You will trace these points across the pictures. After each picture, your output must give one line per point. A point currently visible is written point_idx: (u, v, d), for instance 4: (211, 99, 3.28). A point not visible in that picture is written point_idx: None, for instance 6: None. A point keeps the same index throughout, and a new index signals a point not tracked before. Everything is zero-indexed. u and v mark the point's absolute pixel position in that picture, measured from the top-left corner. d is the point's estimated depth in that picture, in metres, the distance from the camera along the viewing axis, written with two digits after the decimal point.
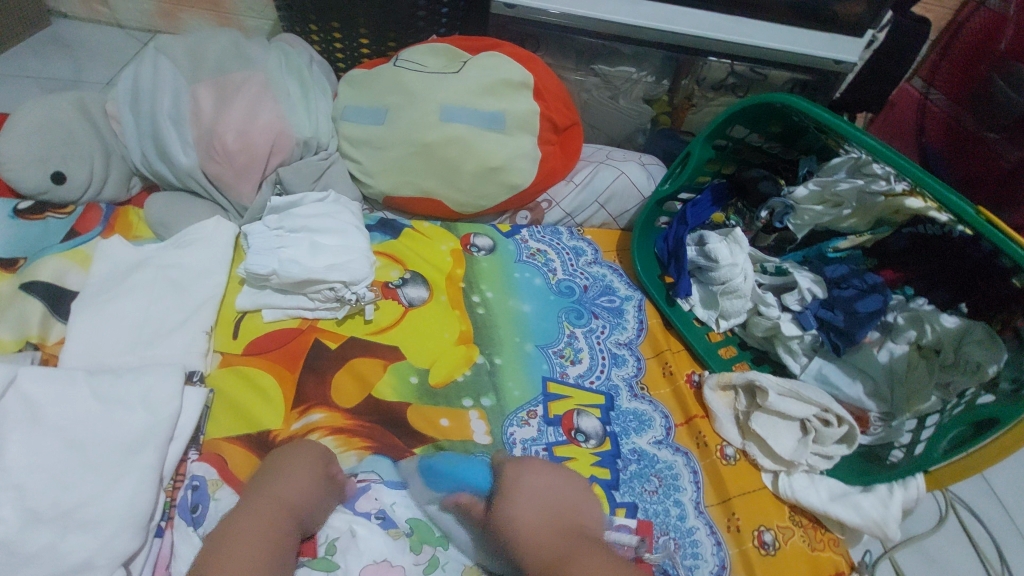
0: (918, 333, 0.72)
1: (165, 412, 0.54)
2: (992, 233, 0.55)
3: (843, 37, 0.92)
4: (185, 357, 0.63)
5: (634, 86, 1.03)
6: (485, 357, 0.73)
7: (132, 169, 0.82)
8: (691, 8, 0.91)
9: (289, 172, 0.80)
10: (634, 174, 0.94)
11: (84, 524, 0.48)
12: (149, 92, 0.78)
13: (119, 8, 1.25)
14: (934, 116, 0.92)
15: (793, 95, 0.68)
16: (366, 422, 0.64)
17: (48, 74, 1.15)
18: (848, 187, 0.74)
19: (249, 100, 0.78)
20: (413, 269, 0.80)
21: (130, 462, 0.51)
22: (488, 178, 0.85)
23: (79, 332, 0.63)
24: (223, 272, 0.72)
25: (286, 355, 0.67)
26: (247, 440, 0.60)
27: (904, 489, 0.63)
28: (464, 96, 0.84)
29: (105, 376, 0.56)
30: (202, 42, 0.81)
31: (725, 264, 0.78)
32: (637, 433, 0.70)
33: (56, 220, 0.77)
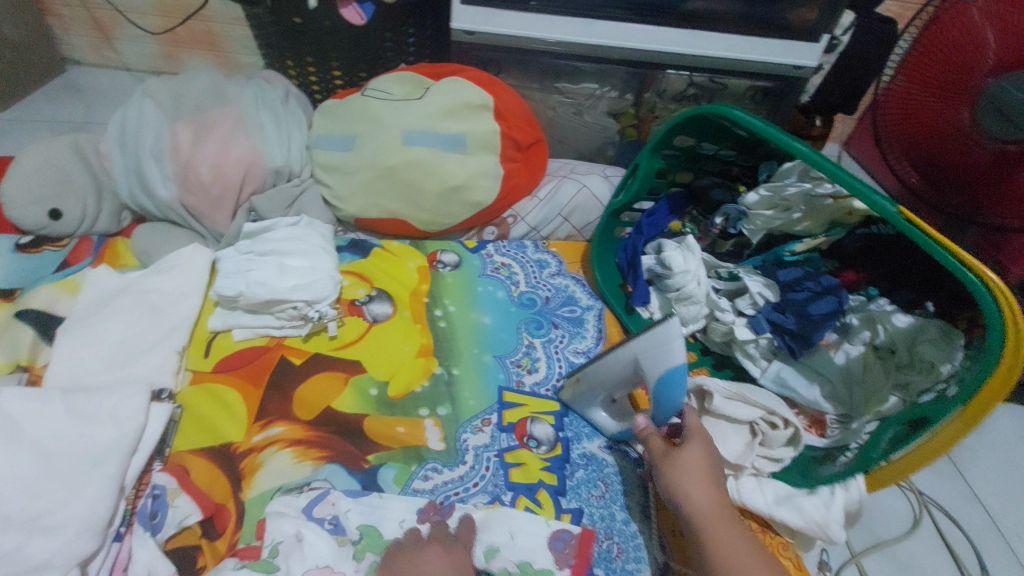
0: (872, 334, 0.72)
1: (130, 426, 0.59)
2: (911, 231, 0.55)
3: (799, 43, 0.93)
4: (156, 375, 0.68)
5: (598, 101, 1.07)
6: (443, 368, 0.76)
7: (122, 204, 0.89)
8: (646, 23, 0.92)
9: (261, 200, 0.86)
10: (596, 187, 0.97)
11: (49, 529, 0.52)
12: (133, 132, 0.84)
13: (125, 52, 1.35)
14: (900, 103, 0.83)
15: (727, 106, 0.70)
16: (324, 432, 0.67)
17: (60, 117, 1.25)
18: (796, 192, 0.75)
19: (223, 135, 0.84)
20: (379, 286, 0.84)
21: (95, 472, 0.55)
22: (450, 197, 0.89)
23: (62, 354, 0.69)
24: (198, 295, 0.76)
25: (251, 372, 0.71)
26: (210, 451, 0.63)
27: (846, 491, 0.64)
28: (424, 120, 0.87)
29: (79, 394, 0.61)
30: (183, 83, 0.88)
31: (678, 272, 0.81)
32: (589, 438, 0.72)
33: (52, 253, 0.84)
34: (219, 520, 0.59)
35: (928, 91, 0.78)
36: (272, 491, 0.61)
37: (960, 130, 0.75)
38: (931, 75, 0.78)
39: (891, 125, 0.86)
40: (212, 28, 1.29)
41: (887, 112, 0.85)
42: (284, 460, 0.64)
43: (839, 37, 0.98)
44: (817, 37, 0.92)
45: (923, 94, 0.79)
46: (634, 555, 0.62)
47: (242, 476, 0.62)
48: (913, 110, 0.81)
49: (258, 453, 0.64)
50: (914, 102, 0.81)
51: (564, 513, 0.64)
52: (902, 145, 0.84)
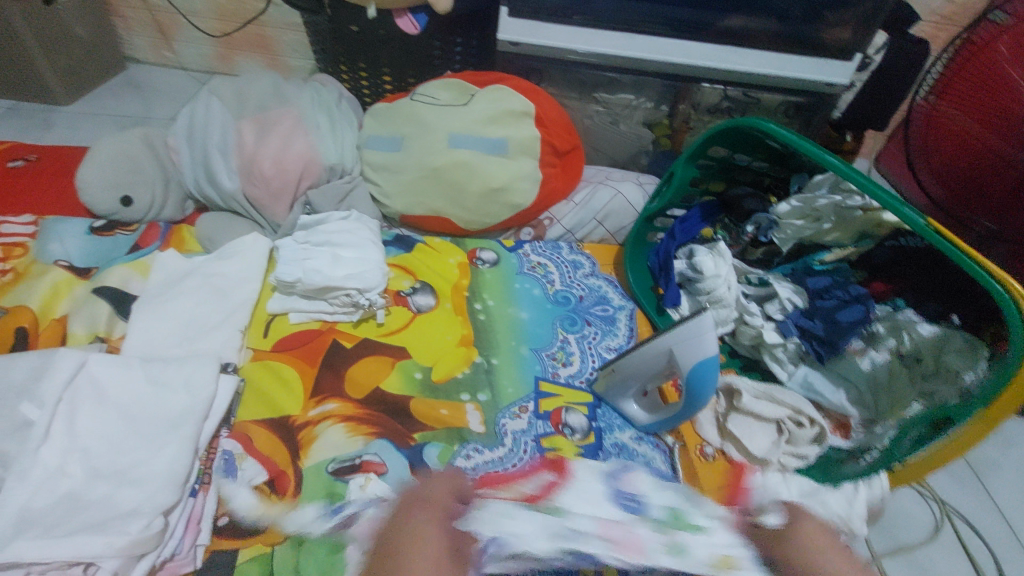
0: (897, 341, 0.75)
1: (203, 394, 0.64)
2: (938, 241, 0.59)
3: (831, 62, 0.96)
4: (222, 350, 0.74)
5: (634, 112, 1.11)
6: (483, 358, 0.80)
7: (187, 193, 0.95)
8: (684, 39, 0.97)
9: (316, 195, 0.92)
10: (630, 194, 1.01)
11: (134, 481, 0.58)
12: (202, 128, 0.91)
13: (183, 53, 1.43)
14: (927, 117, 0.93)
15: (763, 119, 0.74)
16: (372, 411, 0.72)
17: (123, 112, 1.33)
18: (826, 203, 0.79)
19: (284, 132, 0.91)
20: (422, 279, 0.89)
21: (173, 433, 0.61)
22: (491, 198, 0.93)
23: (137, 328, 0.75)
24: (258, 280, 0.82)
25: (306, 352, 0.77)
26: (270, 422, 0.69)
27: (868, 488, 0.68)
28: (469, 125, 0.92)
29: (156, 363, 0.67)
30: (248, 84, 0.94)
31: (709, 276, 0.85)
32: (620, 429, 0.76)
33: (124, 236, 0.90)
34: (279, 484, 0.64)
35: (959, 109, 0.88)
36: (326, 461, 0.66)
37: (991, 149, 0.86)
38: (961, 96, 0.87)
39: (920, 138, 0.95)
40: (265, 32, 1.36)
41: (915, 126, 0.95)
42: (338, 434, 0.69)
43: (870, 55, 0.99)
44: (850, 56, 0.95)
45: (953, 111, 0.89)
46: None
47: (299, 447, 0.67)
48: (944, 125, 0.91)
49: (314, 426, 0.69)
50: (945, 117, 0.91)
51: None
52: (931, 155, 0.94)
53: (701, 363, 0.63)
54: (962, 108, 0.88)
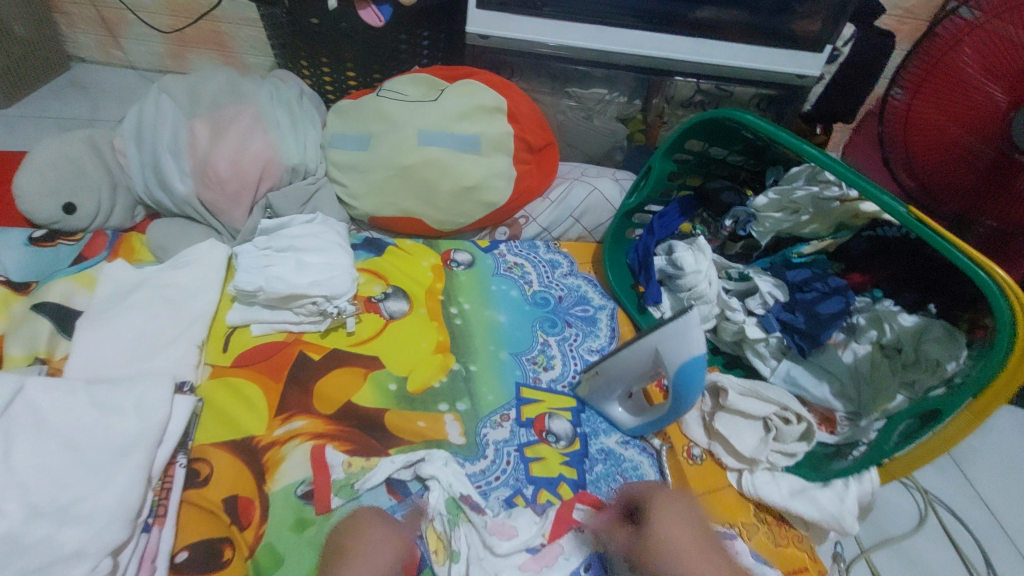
0: (879, 333, 0.74)
1: (155, 417, 0.59)
2: (921, 230, 0.58)
3: (802, 53, 0.95)
4: (178, 368, 0.68)
5: (608, 106, 1.09)
6: (460, 364, 0.77)
7: (137, 199, 0.89)
8: (657, 31, 0.95)
9: (277, 198, 0.87)
10: (607, 190, 0.99)
11: (78, 518, 0.52)
12: (150, 128, 0.85)
13: (132, 51, 1.35)
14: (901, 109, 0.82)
15: (740, 111, 0.72)
16: (345, 426, 0.68)
17: (65, 114, 1.24)
18: (804, 194, 0.77)
19: (240, 132, 0.85)
20: (394, 284, 0.85)
21: (122, 463, 0.56)
22: (465, 197, 0.90)
23: (81, 347, 0.68)
24: (216, 290, 0.77)
25: (271, 366, 0.72)
26: (232, 445, 0.64)
27: (859, 484, 0.66)
28: (439, 121, 0.89)
29: (103, 385, 0.61)
30: (200, 81, 0.88)
31: (690, 272, 0.83)
32: (605, 434, 0.73)
33: (67, 246, 0.84)
34: (244, 512, 0.59)
35: (933, 112, 0.79)
36: (295, 484, 0.61)
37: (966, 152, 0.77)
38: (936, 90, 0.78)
39: (898, 138, 0.84)
40: (220, 28, 1.29)
41: (889, 123, 0.85)
42: (307, 453, 0.64)
43: (839, 48, 1.00)
44: (822, 47, 0.94)
45: (933, 115, 0.80)
46: None
47: (265, 469, 0.62)
48: (917, 126, 0.82)
49: (281, 446, 0.64)
50: (916, 116, 0.81)
51: None
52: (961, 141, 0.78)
53: (688, 362, 0.61)
54: (943, 112, 0.78)
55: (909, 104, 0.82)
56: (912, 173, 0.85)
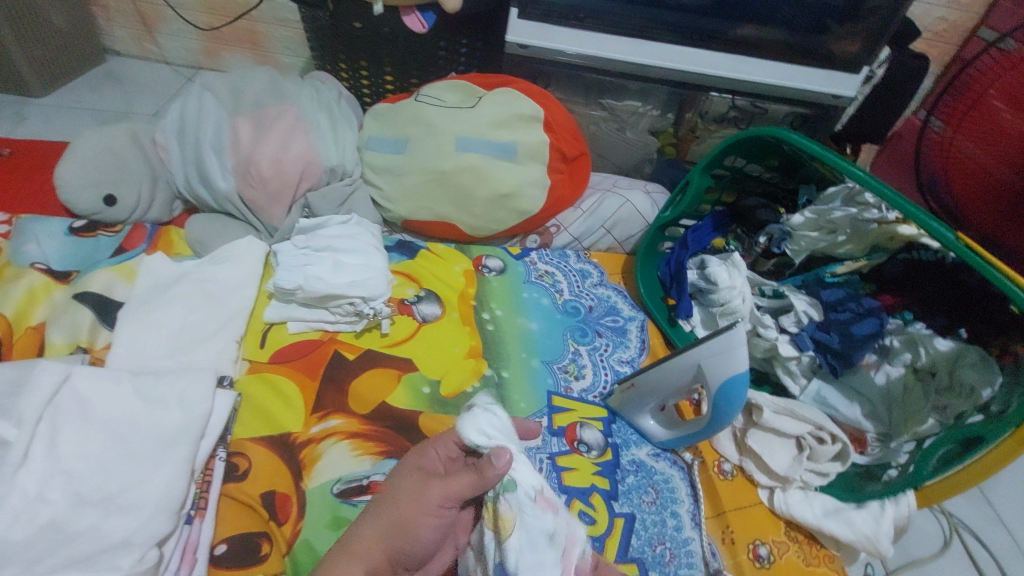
0: (913, 356, 0.73)
1: (198, 411, 0.60)
2: (972, 259, 0.59)
3: (840, 74, 0.96)
4: (217, 363, 0.69)
5: (640, 119, 1.10)
6: (493, 370, 0.77)
7: (175, 193, 0.91)
8: (694, 46, 0.96)
9: (316, 198, 0.88)
10: (638, 202, 0.99)
11: (124, 508, 0.53)
12: (195, 125, 0.86)
13: (168, 47, 1.37)
14: (938, 141, 0.89)
15: (786, 132, 0.72)
16: (379, 427, 0.68)
17: (102, 106, 1.26)
18: (842, 215, 0.77)
19: (283, 132, 0.86)
20: (428, 287, 0.86)
21: (166, 454, 0.57)
22: (499, 204, 0.91)
23: (123, 337, 0.69)
24: (254, 287, 0.78)
25: (307, 365, 0.73)
26: (269, 441, 0.64)
27: (895, 506, 0.67)
28: (478, 128, 0.90)
29: (147, 377, 0.62)
30: (244, 80, 0.90)
31: (723, 287, 0.84)
32: (637, 446, 0.73)
33: (106, 237, 0.85)
34: (281, 507, 0.59)
35: (971, 142, 0.85)
36: (331, 482, 0.62)
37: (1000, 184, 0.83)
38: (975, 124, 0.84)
39: (935, 165, 0.91)
40: (255, 28, 1.31)
41: (927, 151, 0.90)
42: (342, 452, 0.65)
43: (874, 69, 1.00)
44: (859, 68, 0.95)
45: (970, 145, 0.85)
46: (685, 559, 0.64)
47: (303, 467, 0.63)
48: (955, 155, 0.87)
49: (317, 444, 0.65)
50: (955, 144, 0.87)
51: (617, 517, 0.65)
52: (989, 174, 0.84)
53: (731, 377, 0.61)
54: (980, 142, 0.84)
55: (948, 134, 0.88)
56: (950, 197, 0.90)
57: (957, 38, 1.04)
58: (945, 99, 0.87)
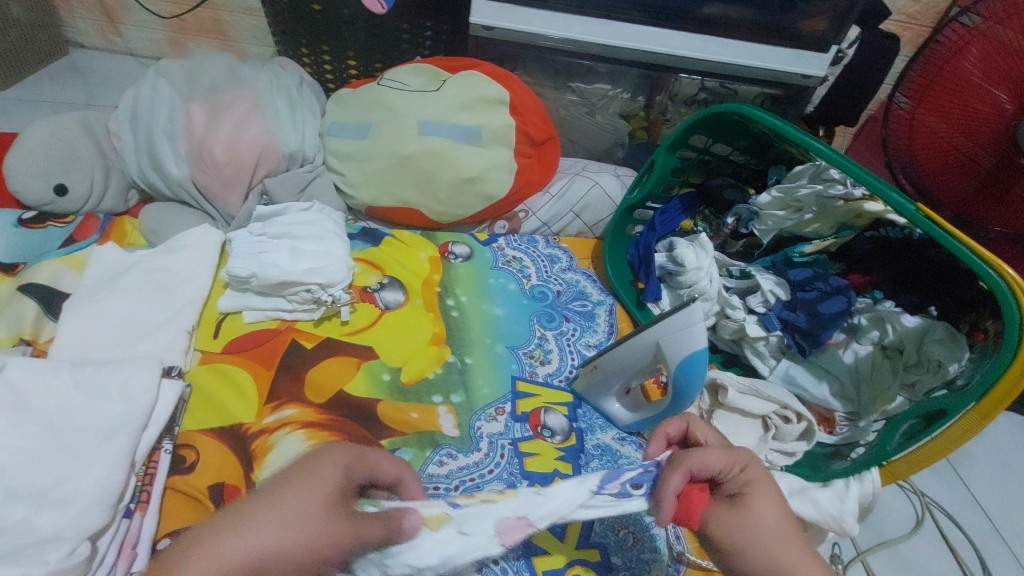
0: (881, 333, 0.72)
1: (141, 401, 0.58)
2: (930, 228, 0.57)
3: (808, 53, 0.94)
4: (166, 352, 0.67)
5: (610, 102, 1.08)
6: (456, 356, 0.76)
7: (130, 182, 0.87)
8: (662, 27, 0.94)
9: (274, 183, 0.85)
10: (608, 185, 0.98)
11: (58, 501, 0.51)
12: (146, 110, 0.83)
13: (131, 38, 1.33)
14: (904, 122, 0.80)
15: (746, 105, 0.71)
16: (336, 416, 0.66)
17: (62, 99, 1.22)
18: (808, 192, 0.75)
19: (239, 116, 0.84)
20: (391, 274, 0.83)
21: (104, 446, 0.54)
22: (464, 189, 0.89)
23: (68, 328, 0.67)
24: (208, 276, 0.76)
25: (261, 354, 0.70)
26: (219, 432, 0.62)
27: (860, 484, 0.66)
28: (442, 112, 0.88)
29: (88, 368, 0.60)
30: (199, 65, 0.87)
31: (691, 268, 0.83)
32: (601, 430, 0.73)
33: (57, 229, 0.81)
34: (230, 499, 0.58)
35: (939, 120, 0.77)
36: None
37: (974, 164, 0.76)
38: (944, 102, 0.76)
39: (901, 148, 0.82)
40: (222, 17, 1.27)
41: (892, 133, 0.82)
42: (296, 442, 0.62)
43: (844, 51, 0.99)
44: (827, 47, 0.93)
45: (938, 125, 0.77)
46: (649, 544, 0.62)
47: (254, 457, 0.61)
48: (920, 135, 0.79)
49: (270, 435, 0.63)
50: (919, 123, 0.79)
51: None
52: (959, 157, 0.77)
53: (691, 355, 0.60)
54: (949, 121, 0.76)
55: (914, 113, 0.79)
56: (914, 180, 0.83)
57: (927, 18, 1.03)
58: (910, 74, 0.77)
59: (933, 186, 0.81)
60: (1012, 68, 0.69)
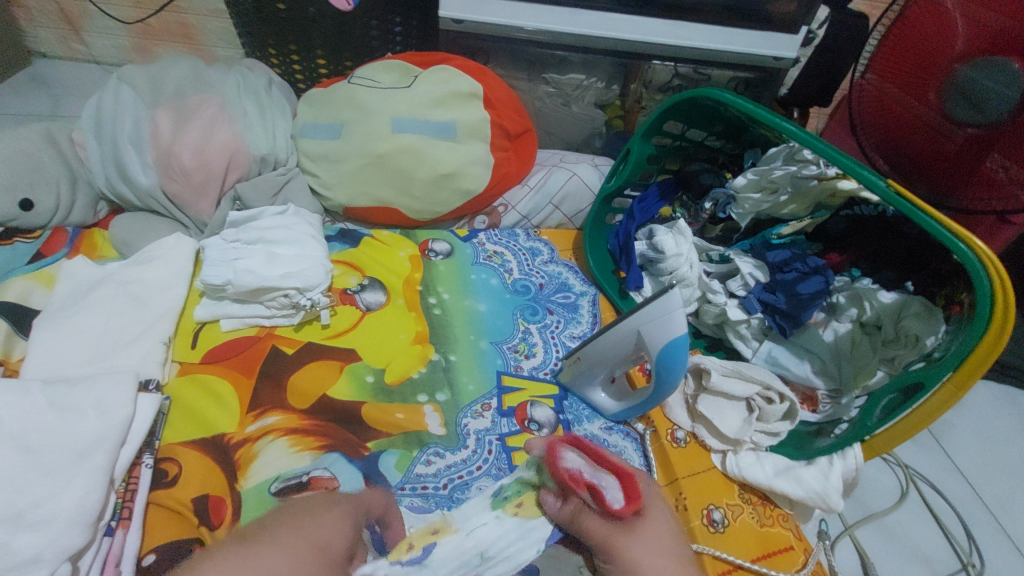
0: (859, 311, 0.72)
1: (116, 418, 0.57)
2: (901, 204, 0.58)
3: (778, 34, 0.94)
4: (142, 365, 0.65)
5: (585, 92, 1.08)
6: (440, 355, 0.75)
7: (98, 193, 0.85)
8: (631, 14, 0.94)
9: (246, 188, 0.84)
10: (586, 174, 0.98)
11: (33, 524, 0.50)
12: (110, 118, 0.81)
13: (95, 45, 1.28)
14: (874, 99, 0.83)
15: (716, 90, 0.71)
16: (320, 421, 0.66)
17: (26, 111, 1.17)
18: (782, 174, 0.75)
19: (206, 120, 0.82)
20: (371, 275, 0.83)
21: (80, 465, 0.53)
22: (442, 185, 0.88)
23: (39, 346, 0.65)
24: (183, 285, 0.74)
25: (241, 362, 0.69)
26: (201, 443, 0.62)
27: (843, 460, 0.67)
28: (414, 109, 0.86)
29: (61, 386, 0.58)
30: (163, 70, 0.85)
31: (671, 255, 0.83)
32: (588, 420, 0.74)
33: (24, 245, 0.78)
34: (215, 511, 0.57)
35: (906, 94, 0.79)
36: (268, 481, 0.59)
37: (946, 137, 0.76)
38: (909, 76, 0.79)
39: (875, 127, 0.84)
40: (187, 20, 1.23)
41: (865, 111, 0.85)
42: (280, 449, 0.62)
43: (814, 30, 0.98)
44: (797, 28, 0.93)
45: (907, 98, 0.79)
46: None
47: (237, 467, 0.60)
48: (889, 107, 0.82)
49: (253, 443, 0.62)
50: (888, 96, 0.82)
51: None
52: (930, 133, 0.77)
53: (672, 342, 0.60)
54: (916, 94, 0.78)
55: (884, 88, 0.82)
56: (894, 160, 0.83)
57: None
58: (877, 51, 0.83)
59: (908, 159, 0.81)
60: (975, 32, 0.71)
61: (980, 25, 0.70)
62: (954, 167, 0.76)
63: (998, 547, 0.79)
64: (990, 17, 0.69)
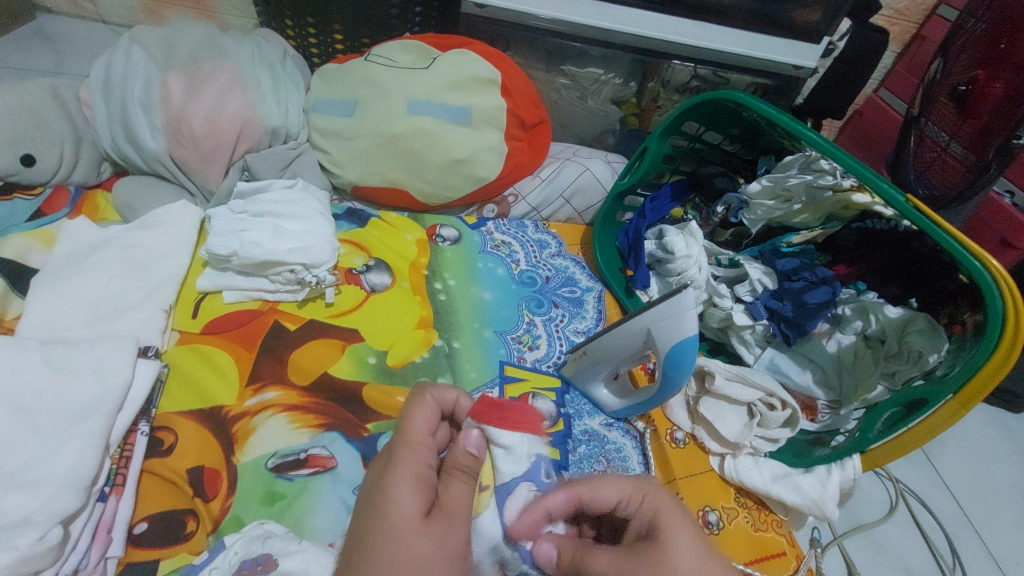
0: (864, 324, 0.73)
1: (115, 382, 0.56)
2: (917, 218, 0.57)
3: (800, 43, 0.93)
4: (141, 332, 0.64)
5: (602, 87, 1.07)
6: (443, 341, 0.75)
7: (103, 155, 0.82)
8: (654, 12, 0.93)
9: (256, 159, 0.83)
10: (598, 171, 0.97)
11: (25, 485, 0.49)
12: (120, 77, 0.78)
13: (103, 3, 1.25)
14: (905, 127, 0.91)
15: (741, 94, 0.70)
16: (321, 399, 0.65)
17: (29, 66, 1.14)
18: (798, 183, 0.74)
19: (218, 88, 0.80)
20: (377, 256, 0.81)
21: (75, 428, 0.52)
22: (454, 170, 0.87)
23: (36, 305, 0.64)
24: (186, 254, 0.73)
25: (244, 336, 0.68)
26: (200, 415, 0.61)
27: (841, 470, 0.68)
28: (430, 91, 0.85)
29: (59, 347, 0.57)
30: (176, 32, 0.83)
31: (680, 256, 0.83)
32: (590, 416, 0.74)
33: (23, 201, 0.76)
34: (209, 484, 0.56)
35: (928, 120, 0.85)
36: (266, 456, 0.59)
37: (959, 158, 0.76)
38: (927, 101, 0.86)
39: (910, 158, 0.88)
40: None
41: (904, 142, 0.91)
42: (279, 425, 0.61)
43: (834, 42, 0.96)
44: (818, 39, 0.93)
45: (928, 123, 0.85)
46: None
47: (234, 441, 0.59)
48: (914, 135, 0.88)
49: (251, 417, 0.61)
50: (917, 126, 0.88)
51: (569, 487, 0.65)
52: (947, 154, 0.78)
53: (681, 342, 0.60)
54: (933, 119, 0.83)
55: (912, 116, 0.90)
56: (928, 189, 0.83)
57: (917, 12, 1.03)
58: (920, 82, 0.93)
59: (940, 183, 0.79)
60: (968, 54, 0.78)
61: (972, 46, 0.78)
62: (959, 187, 0.75)
63: (980, 566, 0.80)
64: (978, 38, 0.77)
